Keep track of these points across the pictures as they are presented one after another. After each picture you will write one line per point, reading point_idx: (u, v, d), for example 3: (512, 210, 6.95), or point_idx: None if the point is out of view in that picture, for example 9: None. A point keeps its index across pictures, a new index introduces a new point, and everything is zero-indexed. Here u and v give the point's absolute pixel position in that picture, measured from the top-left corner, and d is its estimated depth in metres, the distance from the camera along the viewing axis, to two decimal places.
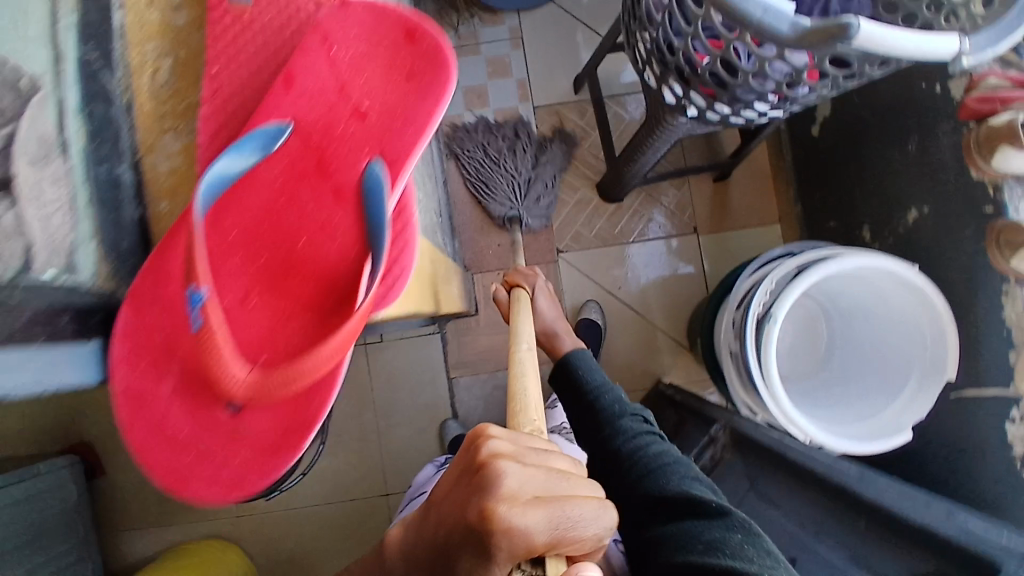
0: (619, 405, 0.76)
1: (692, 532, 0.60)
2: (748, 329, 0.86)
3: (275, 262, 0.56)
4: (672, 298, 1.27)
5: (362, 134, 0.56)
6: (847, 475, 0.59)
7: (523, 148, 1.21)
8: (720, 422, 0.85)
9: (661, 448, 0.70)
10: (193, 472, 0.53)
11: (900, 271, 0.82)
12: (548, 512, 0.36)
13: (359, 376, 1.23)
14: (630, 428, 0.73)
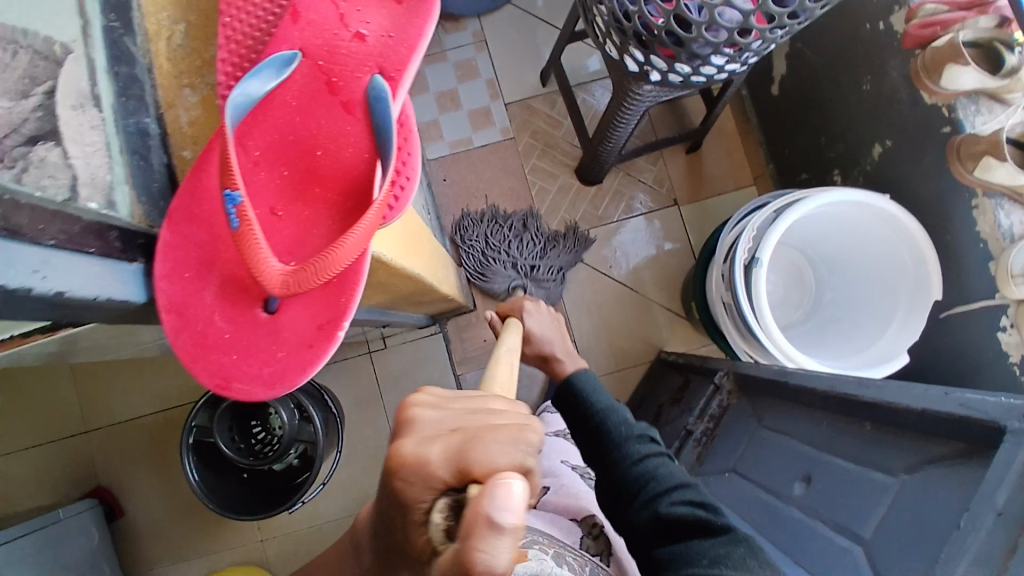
0: (625, 427, 0.75)
1: (698, 550, 0.60)
2: (737, 276, 0.90)
3: (301, 164, 0.46)
4: (663, 270, 1.30)
5: (366, 55, 0.48)
6: (847, 385, 0.61)
7: (524, 233, 1.26)
8: (723, 369, 0.87)
9: (668, 472, 0.70)
10: (238, 370, 0.46)
11: (873, 203, 0.86)
12: (458, 444, 0.32)
13: (367, 384, 1.25)
14: (637, 451, 0.73)
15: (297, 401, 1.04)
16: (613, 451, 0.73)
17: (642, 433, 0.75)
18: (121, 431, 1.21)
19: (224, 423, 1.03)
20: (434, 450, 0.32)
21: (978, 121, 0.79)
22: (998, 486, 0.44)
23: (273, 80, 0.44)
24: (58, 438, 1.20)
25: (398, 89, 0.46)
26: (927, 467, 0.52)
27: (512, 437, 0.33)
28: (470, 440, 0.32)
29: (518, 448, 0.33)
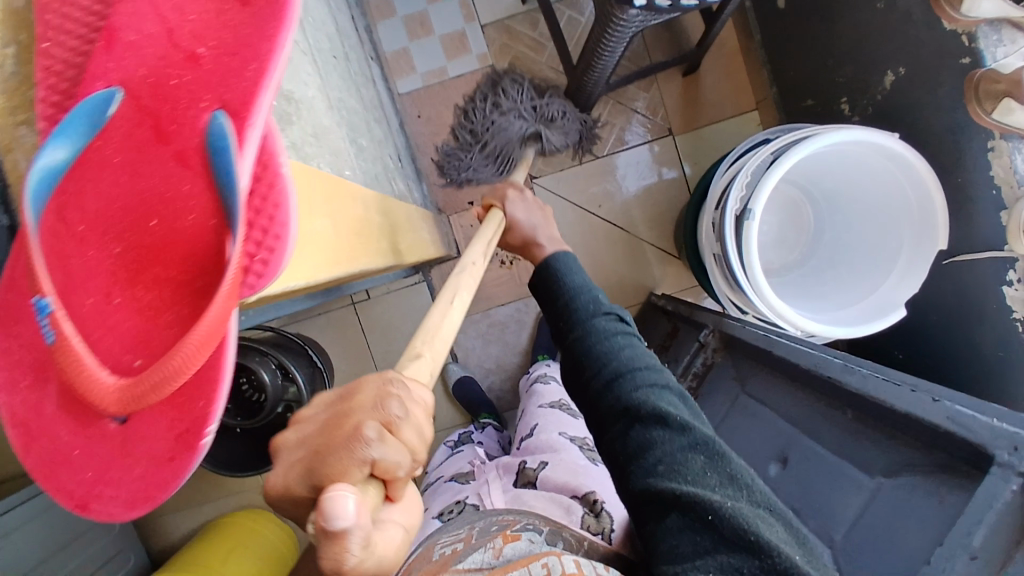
0: (594, 305, 0.68)
1: (646, 439, 0.57)
2: (727, 228, 0.84)
3: (121, 226, 0.25)
4: (655, 206, 1.23)
5: (217, 87, 0.26)
6: (830, 365, 0.57)
7: (508, 89, 1.07)
8: (709, 327, 0.84)
9: (634, 354, 0.64)
10: (96, 497, 0.29)
11: (880, 141, 0.78)
12: (307, 462, 0.29)
13: (352, 335, 1.22)
14: (602, 328, 0.66)
15: (279, 363, 1.00)
16: (584, 345, 0.64)
17: (612, 321, 0.67)
18: None
19: None
20: (290, 472, 0.30)
21: (1000, 53, 0.71)
22: (976, 521, 0.41)
23: (84, 140, 0.25)
24: None
25: (259, 133, 0.24)
26: (904, 472, 0.50)
27: (353, 431, 0.29)
28: (318, 450, 0.29)
29: (358, 440, 0.29)
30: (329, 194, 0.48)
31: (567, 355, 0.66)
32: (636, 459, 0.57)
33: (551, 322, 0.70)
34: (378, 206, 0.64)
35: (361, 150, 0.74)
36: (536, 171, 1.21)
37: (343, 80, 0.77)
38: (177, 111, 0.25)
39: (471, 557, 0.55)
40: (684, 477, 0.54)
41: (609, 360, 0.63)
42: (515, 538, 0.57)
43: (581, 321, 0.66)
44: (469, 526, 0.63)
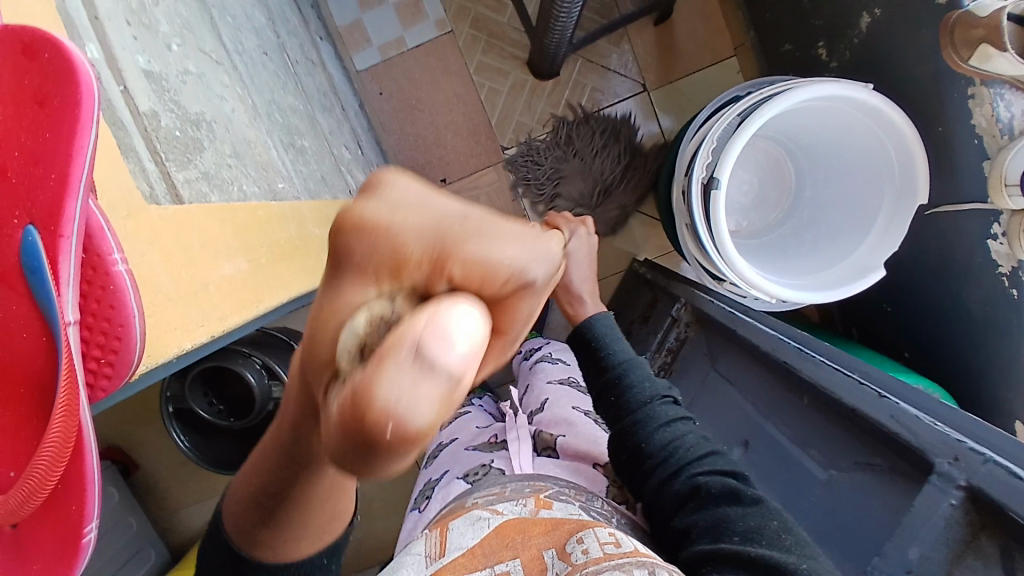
0: (646, 383, 0.67)
1: (727, 521, 0.53)
2: (694, 198, 0.80)
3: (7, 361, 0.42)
4: None
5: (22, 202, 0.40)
6: (788, 352, 0.62)
7: (579, 134, 1.14)
8: (681, 302, 0.83)
9: (694, 436, 0.62)
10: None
11: (852, 94, 0.74)
12: (440, 236, 0.25)
13: None
14: (659, 411, 0.64)
15: (263, 362, 1.00)
16: (641, 429, 0.62)
17: (668, 402, 0.65)
18: None
19: (193, 391, 1.02)
20: (409, 243, 0.25)
21: None
22: (911, 538, 0.44)
23: None
24: None
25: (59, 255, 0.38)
26: (856, 468, 0.53)
27: (498, 260, 0.25)
28: (448, 238, 0.25)
29: (500, 263, 0.25)
30: (240, 228, 0.46)
31: (621, 435, 0.64)
32: (707, 540, 0.53)
33: (603, 403, 0.68)
34: (316, 217, 0.62)
35: (304, 152, 0.71)
36: (507, 142, 1.17)
37: (278, 76, 0.73)
38: (10, 236, 0.40)
39: (509, 506, 0.53)
40: (765, 543, 0.50)
41: (670, 441, 0.61)
42: (550, 504, 0.53)
43: (637, 401, 0.65)
44: (500, 485, 0.59)
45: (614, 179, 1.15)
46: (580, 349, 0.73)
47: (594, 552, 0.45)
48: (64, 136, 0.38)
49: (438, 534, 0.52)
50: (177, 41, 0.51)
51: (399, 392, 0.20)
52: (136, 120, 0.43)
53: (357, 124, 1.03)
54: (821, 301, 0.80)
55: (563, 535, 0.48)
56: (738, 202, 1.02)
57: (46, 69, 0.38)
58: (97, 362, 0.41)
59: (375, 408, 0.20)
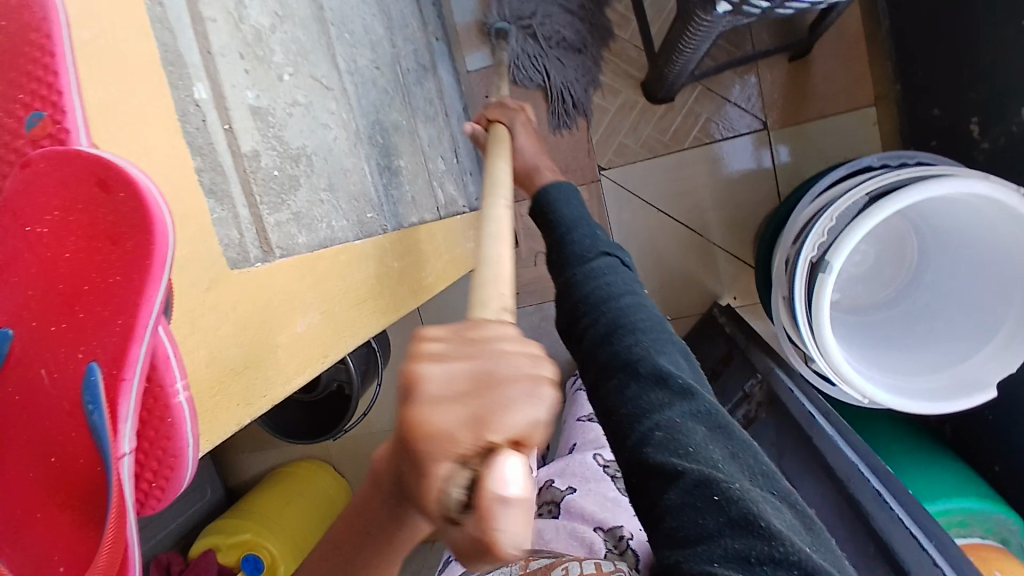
0: (588, 243, 0.64)
1: (653, 409, 0.52)
2: (798, 276, 0.74)
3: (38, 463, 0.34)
4: (737, 211, 1.12)
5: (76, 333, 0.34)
6: (865, 490, 0.59)
7: (578, 22, 1.06)
8: (758, 378, 0.79)
9: (631, 299, 0.59)
10: None
11: (1004, 200, 0.65)
12: (485, 415, 0.23)
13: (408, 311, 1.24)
14: (596, 268, 0.62)
15: None
16: (578, 290, 0.61)
17: (607, 260, 0.63)
18: None
19: None
20: (464, 420, 0.23)
21: None
22: None
23: None
24: None
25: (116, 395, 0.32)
26: None
27: (524, 394, 0.25)
28: (487, 395, 0.24)
29: (534, 404, 0.25)
30: (319, 281, 0.47)
31: (565, 296, 0.62)
32: (633, 429, 0.52)
33: (551, 258, 0.67)
34: (396, 250, 0.62)
35: (401, 172, 0.72)
36: (604, 162, 1.12)
37: (387, 92, 0.73)
38: (66, 357, 0.34)
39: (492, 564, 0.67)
40: (689, 450, 0.49)
41: (604, 305, 0.58)
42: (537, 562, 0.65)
43: (578, 263, 0.63)
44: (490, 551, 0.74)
45: (530, 40, 1.05)
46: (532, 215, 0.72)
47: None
48: (131, 277, 0.32)
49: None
50: (289, 71, 0.52)
51: (509, 526, 0.22)
52: (236, 165, 0.43)
53: (459, 129, 1.03)
54: (912, 409, 0.72)
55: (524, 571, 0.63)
56: (847, 272, 0.95)
57: (120, 211, 0.31)
58: (150, 483, 0.34)
59: (498, 544, 0.22)
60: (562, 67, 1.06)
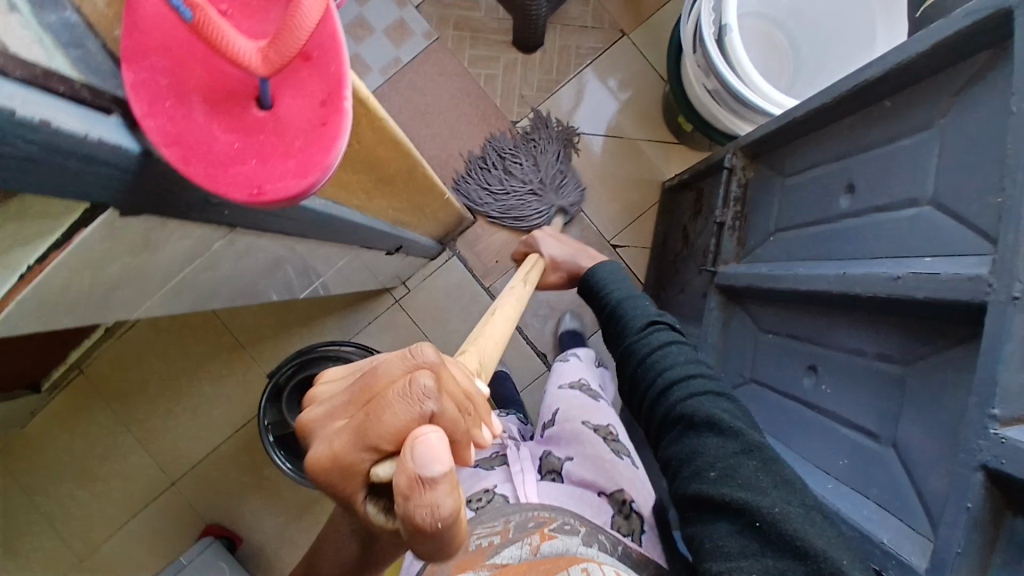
0: (642, 317, 0.76)
1: (701, 454, 0.59)
2: (712, 53, 0.87)
3: None
4: (639, 105, 1.27)
5: None
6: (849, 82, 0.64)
7: (518, 162, 1.23)
8: (730, 151, 0.87)
9: (677, 362, 0.68)
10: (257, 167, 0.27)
11: None
12: (358, 429, 0.32)
13: (406, 326, 1.26)
14: (647, 339, 0.72)
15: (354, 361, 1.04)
16: (637, 361, 0.71)
17: (659, 327, 0.74)
18: (206, 468, 1.28)
19: (289, 405, 1.04)
20: (344, 442, 0.33)
21: None
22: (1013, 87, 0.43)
23: None
24: (153, 502, 1.29)
25: None
26: None
27: (395, 395, 0.32)
28: (368, 413, 0.32)
29: (414, 394, 0.32)
30: None
31: (626, 360, 0.74)
32: (689, 473, 0.59)
33: (610, 330, 0.79)
34: None
35: None
36: (516, 116, 1.26)
37: None
38: None
39: (509, 552, 0.60)
40: (737, 480, 0.55)
41: (658, 368, 0.69)
42: (552, 536, 0.62)
43: (634, 330, 0.75)
44: (505, 519, 0.66)
45: (539, 200, 1.22)
46: (588, 291, 0.86)
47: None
48: None
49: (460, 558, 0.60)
50: None
51: (425, 514, 0.31)
52: None
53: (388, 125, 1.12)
54: None
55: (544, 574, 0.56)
56: None
57: None
58: None
59: (422, 526, 0.31)
60: (564, 179, 1.24)
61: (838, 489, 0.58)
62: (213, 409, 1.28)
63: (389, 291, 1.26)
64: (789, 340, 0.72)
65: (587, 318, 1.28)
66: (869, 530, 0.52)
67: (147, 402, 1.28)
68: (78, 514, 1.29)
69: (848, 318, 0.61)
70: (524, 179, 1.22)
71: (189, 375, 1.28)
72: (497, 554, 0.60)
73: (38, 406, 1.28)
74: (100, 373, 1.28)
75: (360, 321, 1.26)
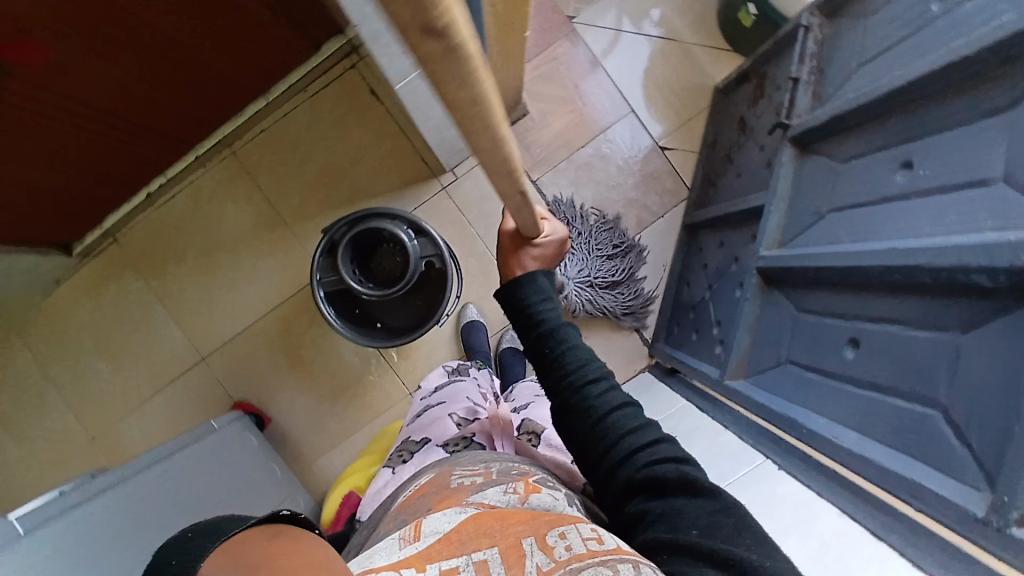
0: (579, 365, 0.61)
1: (684, 515, 0.49)
2: None
3: None
4: (693, 10, 1.29)
5: None
6: None
7: (605, 250, 1.24)
8: (806, 10, 0.90)
9: (635, 420, 0.57)
10: None
11: None
12: None
13: (451, 212, 1.28)
14: (592, 393, 0.59)
15: (409, 222, 1.10)
16: (594, 415, 0.58)
17: (609, 382, 0.60)
18: (240, 343, 1.29)
19: (343, 259, 1.10)
20: None
21: None
22: None
23: None
24: (172, 380, 1.29)
25: None
26: None
27: None
28: None
29: None
30: None
31: (579, 413, 0.59)
32: (670, 535, 0.48)
33: (547, 377, 0.62)
34: None
35: None
36: (574, 11, 1.29)
37: None
38: None
39: (497, 499, 0.45)
40: (727, 538, 0.46)
41: (622, 426, 0.57)
42: (537, 489, 0.47)
43: (585, 385, 0.60)
44: (484, 465, 0.54)
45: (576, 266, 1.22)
46: (516, 317, 0.65)
47: (578, 546, 0.38)
48: None
49: (428, 508, 0.45)
50: None
51: None
52: None
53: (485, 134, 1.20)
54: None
55: (544, 526, 0.40)
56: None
57: None
58: None
59: None
60: (597, 296, 1.23)
61: (944, 237, 0.57)
62: (250, 285, 1.29)
63: (438, 177, 1.28)
64: (872, 154, 0.73)
65: (631, 218, 1.28)
66: (993, 240, 0.50)
67: (180, 272, 1.29)
68: (98, 386, 1.29)
69: (946, 103, 0.63)
70: (588, 250, 1.23)
71: (229, 251, 1.29)
72: (478, 496, 0.45)
73: (65, 273, 1.28)
74: (135, 242, 1.28)
75: (406, 205, 1.27)
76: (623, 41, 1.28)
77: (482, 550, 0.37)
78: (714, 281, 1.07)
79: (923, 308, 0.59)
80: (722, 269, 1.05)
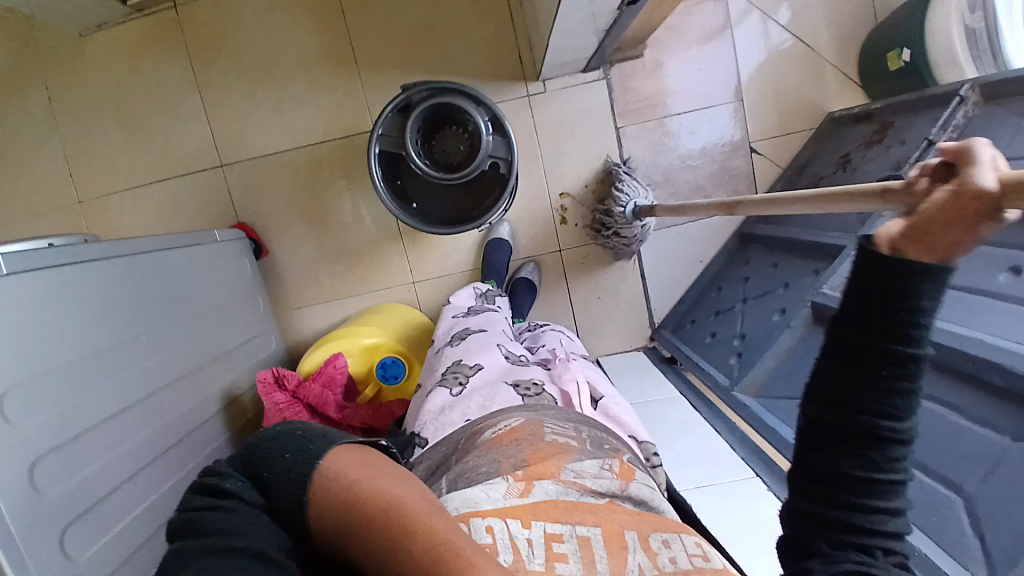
0: (893, 406, 0.39)
1: None
2: None
3: None
4: (843, 27, 1.22)
5: None
6: None
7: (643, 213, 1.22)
8: (969, 83, 0.86)
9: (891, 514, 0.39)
10: None
11: None
12: None
13: (526, 124, 1.22)
14: (878, 446, 0.39)
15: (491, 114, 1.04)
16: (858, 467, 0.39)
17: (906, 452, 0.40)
18: (262, 166, 1.22)
19: (415, 138, 1.05)
20: None
21: None
22: None
23: None
24: (179, 174, 1.22)
25: None
26: None
27: None
28: None
29: None
30: None
31: (854, 452, 0.40)
32: None
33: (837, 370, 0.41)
34: None
35: None
36: None
37: None
38: None
39: (596, 479, 0.47)
40: None
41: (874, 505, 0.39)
42: (634, 474, 0.49)
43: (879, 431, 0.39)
44: (572, 426, 0.54)
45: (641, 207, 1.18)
46: (871, 282, 0.40)
47: (682, 562, 0.41)
48: None
49: (524, 461, 0.48)
50: None
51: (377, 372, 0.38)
52: None
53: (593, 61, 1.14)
54: None
55: (649, 527, 0.44)
56: None
57: None
58: None
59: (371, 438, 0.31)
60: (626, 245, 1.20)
61: None
62: (297, 113, 1.21)
63: (527, 84, 1.21)
64: None
65: None
66: None
67: (230, 70, 1.19)
68: (104, 150, 1.21)
69: None
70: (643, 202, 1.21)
71: (286, 68, 1.19)
72: (577, 465, 0.48)
73: (111, 22, 1.17)
74: (194, 18, 1.18)
75: None
76: (762, 27, 1.22)
77: (585, 527, 0.43)
78: (753, 295, 1.07)
79: (979, 405, 0.61)
80: (766, 289, 1.05)
